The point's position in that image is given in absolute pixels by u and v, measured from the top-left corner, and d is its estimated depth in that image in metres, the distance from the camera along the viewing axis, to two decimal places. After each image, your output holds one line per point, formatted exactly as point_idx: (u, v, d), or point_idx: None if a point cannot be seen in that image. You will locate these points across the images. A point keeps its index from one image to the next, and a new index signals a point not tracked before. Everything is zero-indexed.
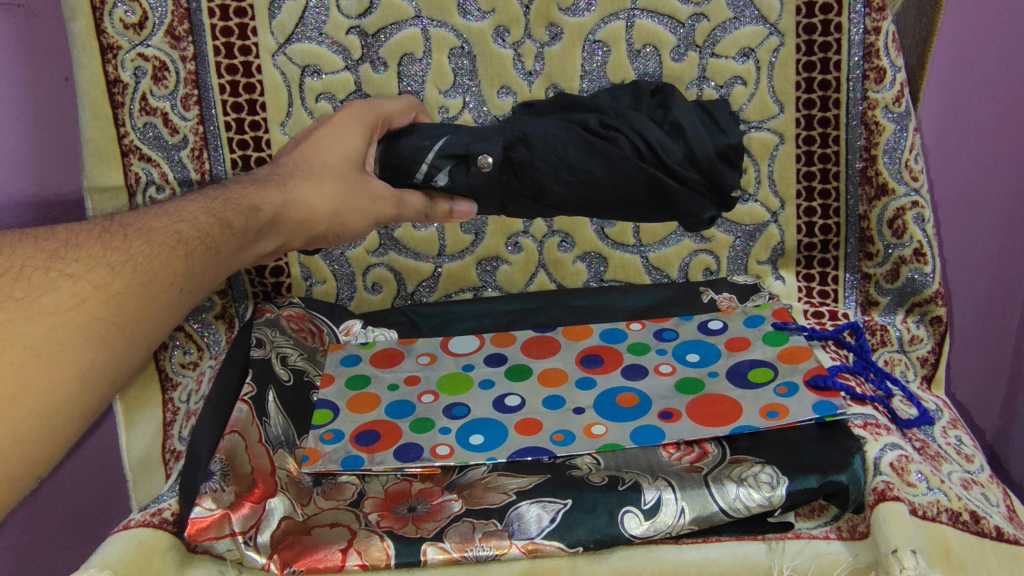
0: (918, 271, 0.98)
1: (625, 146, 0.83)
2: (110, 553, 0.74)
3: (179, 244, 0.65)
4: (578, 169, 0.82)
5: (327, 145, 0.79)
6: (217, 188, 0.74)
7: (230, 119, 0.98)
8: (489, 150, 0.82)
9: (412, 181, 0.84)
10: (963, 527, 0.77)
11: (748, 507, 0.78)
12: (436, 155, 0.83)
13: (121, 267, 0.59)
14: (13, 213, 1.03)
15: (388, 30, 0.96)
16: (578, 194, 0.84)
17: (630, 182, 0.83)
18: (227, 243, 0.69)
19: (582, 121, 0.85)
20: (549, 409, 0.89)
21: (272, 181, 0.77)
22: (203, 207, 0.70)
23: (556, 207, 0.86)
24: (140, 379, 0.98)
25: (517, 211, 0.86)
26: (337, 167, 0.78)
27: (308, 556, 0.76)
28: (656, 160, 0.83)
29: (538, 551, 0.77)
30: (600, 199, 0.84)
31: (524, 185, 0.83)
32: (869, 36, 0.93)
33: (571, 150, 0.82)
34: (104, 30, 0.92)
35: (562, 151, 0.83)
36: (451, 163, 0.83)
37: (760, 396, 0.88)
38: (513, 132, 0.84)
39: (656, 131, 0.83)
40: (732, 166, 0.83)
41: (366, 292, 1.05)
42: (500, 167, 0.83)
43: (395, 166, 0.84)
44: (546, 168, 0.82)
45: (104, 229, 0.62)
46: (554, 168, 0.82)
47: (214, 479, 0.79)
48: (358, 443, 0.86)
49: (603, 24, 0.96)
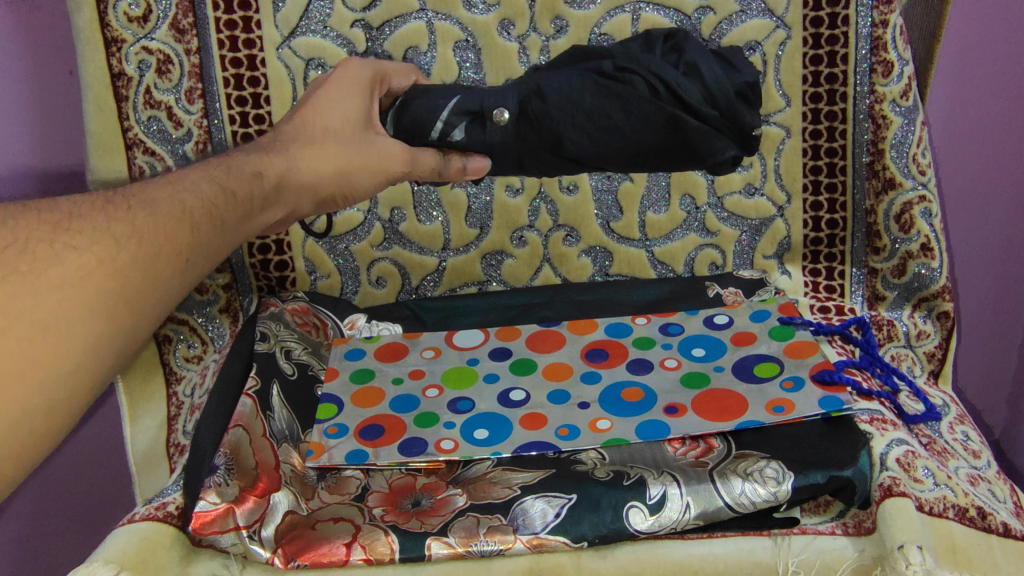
0: (925, 266, 0.98)
1: (640, 87, 0.75)
2: (115, 546, 0.74)
3: (184, 216, 0.64)
4: (599, 118, 0.76)
5: (325, 108, 0.77)
6: (221, 157, 0.73)
7: (234, 114, 0.98)
8: (506, 105, 0.78)
9: (427, 142, 0.80)
10: (970, 523, 0.77)
11: (754, 503, 0.77)
12: (449, 112, 0.79)
13: (126, 240, 0.59)
14: (15, 189, 1.02)
15: (393, 23, 0.95)
16: (602, 141, 0.77)
17: (652, 133, 0.76)
18: (232, 213, 0.68)
19: (596, 66, 0.78)
20: (554, 404, 0.88)
21: (274, 147, 0.76)
22: (207, 175, 0.69)
23: (573, 160, 0.79)
24: (145, 373, 0.98)
25: (539, 168, 0.81)
26: (339, 129, 0.76)
27: (312, 551, 0.76)
28: (675, 99, 0.75)
29: (543, 545, 0.76)
30: (622, 150, 0.78)
31: (541, 136, 0.78)
32: (877, 29, 0.93)
33: (588, 99, 0.76)
34: (108, 23, 0.92)
35: (579, 104, 0.76)
36: (466, 120, 0.79)
37: (767, 391, 0.87)
38: (529, 85, 0.79)
39: (670, 70, 0.76)
40: (750, 105, 0.77)
41: (371, 286, 1.05)
42: (517, 118, 0.78)
43: (408, 129, 0.80)
44: (563, 117, 0.76)
45: (106, 200, 0.62)
46: (573, 117, 0.76)
47: (219, 473, 0.79)
48: (362, 437, 0.86)
49: (609, 17, 0.96)
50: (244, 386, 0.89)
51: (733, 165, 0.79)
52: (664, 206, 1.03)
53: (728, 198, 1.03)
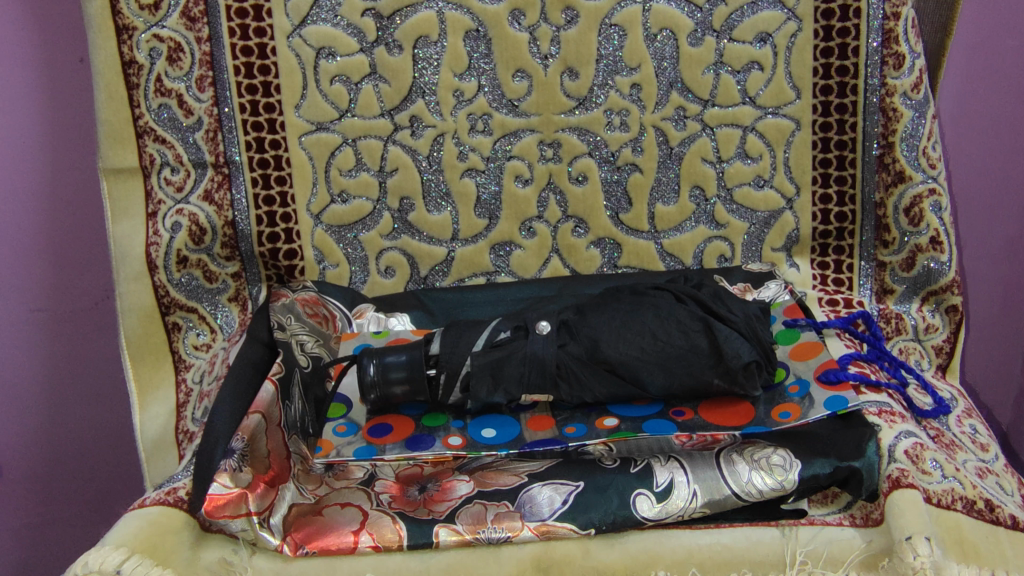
0: (934, 260, 0.98)
1: (674, 333, 0.80)
2: (126, 530, 0.75)
3: None
4: (634, 325, 0.81)
5: None
6: None
7: (256, 175, 1.00)
8: None
9: None
10: (977, 515, 0.77)
11: (761, 491, 0.77)
12: (494, 324, 0.85)
13: None
14: (23, 178, 1.02)
15: (404, 13, 0.96)
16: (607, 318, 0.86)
17: (688, 375, 0.80)
18: None
19: None
20: (560, 406, 0.84)
21: None
22: None
23: None
24: (154, 361, 1.00)
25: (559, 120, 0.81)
26: None
27: (321, 538, 0.76)
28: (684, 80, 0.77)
29: (551, 533, 0.77)
30: (664, 385, 0.80)
31: (581, 346, 0.81)
32: (889, 22, 0.94)
33: (628, 345, 0.80)
34: (120, 11, 0.92)
35: (611, 311, 0.84)
36: (508, 328, 0.84)
37: (773, 398, 0.82)
38: None
39: None
40: (759, 335, 0.82)
41: (380, 276, 1.05)
42: (559, 331, 0.82)
43: None
44: (600, 325, 0.82)
45: None
46: (608, 324, 0.82)
47: (234, 457, 0.79)
48: (370, 435, 0.81)
49: (620, 7, 0.96)
50: (269, 372, 0.89)
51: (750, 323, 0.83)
52: (673, 198, 1.03)
53: (737, 190, 1.03)
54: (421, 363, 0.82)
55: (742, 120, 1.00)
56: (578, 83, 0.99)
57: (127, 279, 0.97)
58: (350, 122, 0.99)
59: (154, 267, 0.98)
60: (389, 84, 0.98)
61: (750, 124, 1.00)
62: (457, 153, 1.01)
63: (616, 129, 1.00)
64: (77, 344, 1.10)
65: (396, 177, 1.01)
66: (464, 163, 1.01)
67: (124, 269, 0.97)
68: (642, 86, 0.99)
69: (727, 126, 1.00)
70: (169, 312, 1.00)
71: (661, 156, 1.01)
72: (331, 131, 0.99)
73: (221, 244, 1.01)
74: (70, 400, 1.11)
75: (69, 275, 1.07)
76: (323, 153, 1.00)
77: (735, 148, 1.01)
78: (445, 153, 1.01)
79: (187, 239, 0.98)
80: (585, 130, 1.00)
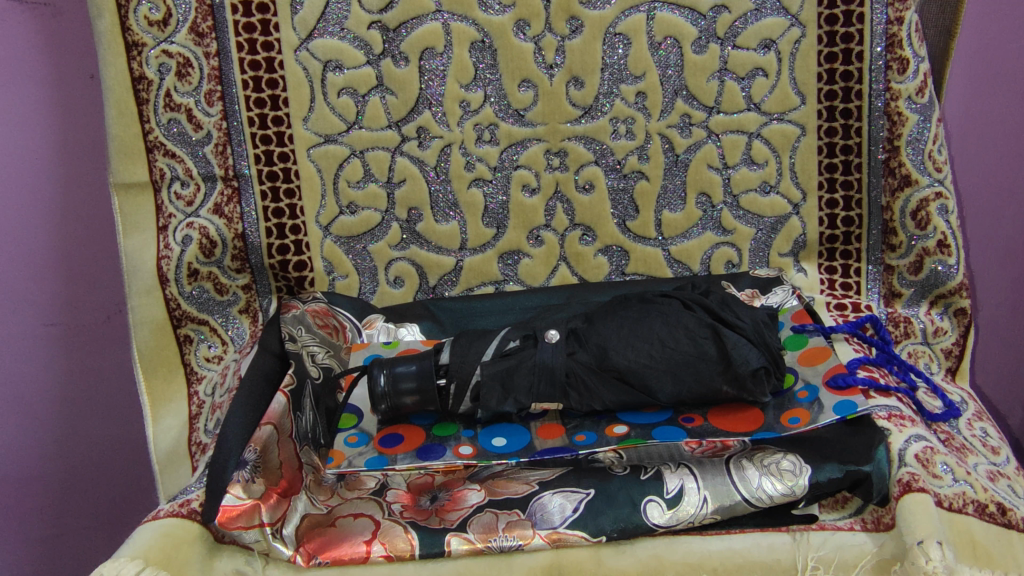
0: (942, 262, 0.98)
1: (681, 338, 0.81)
2: (141, 541, 0.76)
3: None
4: (642, 332, 0.82)
5: None
6: None
7: (265, 188, 1.01)
8: None
9: None
10: (989, 519, 0.77)
11: (772, 496, 0.78)
12: (502, 334, 0.85)
13: None
14: (35, 191, 1.03)
15: (409, 25, 0.96)
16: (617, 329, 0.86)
17: (694, 381, 0.80)
18: None
19: None
20: (570, 415, 0.84)
21: None
22: None
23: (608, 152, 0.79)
24: (166, 373, 1.00)
25: None
26: None
27: (334, 548, 0.77)
28: None
29: (563, 540, 0.77)
30: (671, 392, 0.80)
31: (589, 354, 0.82)
32: (892, 26, 0.94)
33: (636, 352, 0.80)
34: (129, 27, 0.92)
35: (619, 319, 0.84)
36: (517, 337, 0.84)
37: (782, 402, 0.82)
38: None
39: None
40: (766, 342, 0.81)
41: (389, 286, 1.06)
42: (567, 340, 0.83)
43: None
44: (609, 333, 0.83)
45: None
46: (616, 331, 0.82)
47: (247, 469, 0.79)
48: (381, 445, 0.82)
49: (625, 16, 0.97)
50: (280, 384, 0.90)
51: (763, 330, 0.82)
52: (680, 205, 1.03)
53: (743, 196, 1.03)
54: (431, 373, 0.83)
55: (747, 126, 1.01)
56: (583, 92, 0.99)
57: (139, 292, 0.98)
58: (358, 134, 1.00)
59: (165, 280, 0.99)
60: (395, 96, 0.99)
61: (754, 130, 1.01)
62: (464, 164, 1.01)
63: (622, 137, 1.01)
64: (89, 356, 1.11)
65: (403, 188, 1.02)
66: (471, 173, 1.02)
67: (135, 284, 0.97)
68: (646, 94, 0.99)
69: (732, 132, 1.01)
70: (180, 325, 1.01)
71: (667, 163, 1.02)
72: (338, 143, 1.00)
73: (232, 256, 1.02)
74: (83, 412, 1.12)
75: (81, 289, 1.08)
76: (331, 165, 1.01)
77: (741, 155, 1.02)
78: (452, 164, 1.01)
79: (198, 252, 0.99)
80: (591, 138, 1.01)
